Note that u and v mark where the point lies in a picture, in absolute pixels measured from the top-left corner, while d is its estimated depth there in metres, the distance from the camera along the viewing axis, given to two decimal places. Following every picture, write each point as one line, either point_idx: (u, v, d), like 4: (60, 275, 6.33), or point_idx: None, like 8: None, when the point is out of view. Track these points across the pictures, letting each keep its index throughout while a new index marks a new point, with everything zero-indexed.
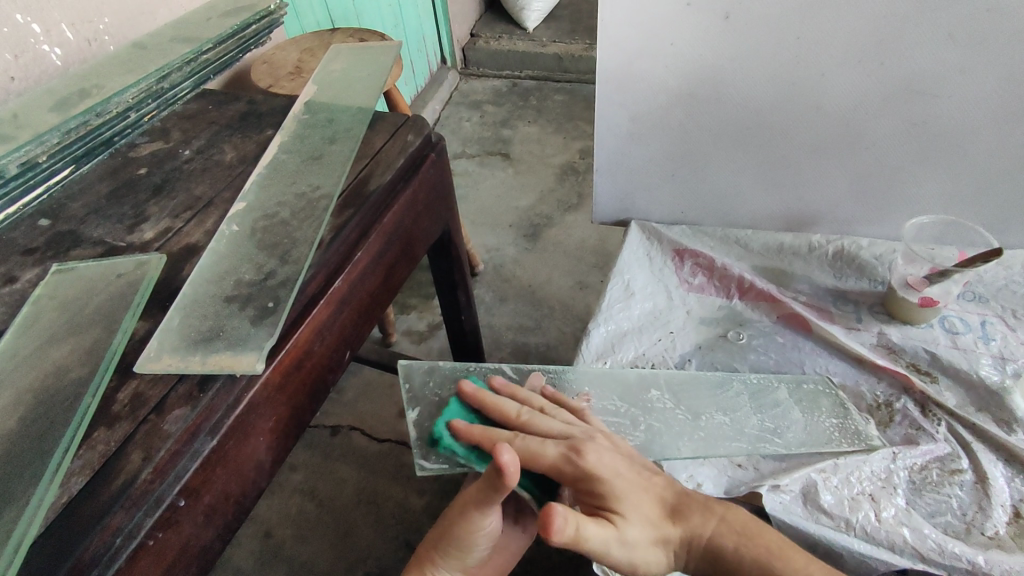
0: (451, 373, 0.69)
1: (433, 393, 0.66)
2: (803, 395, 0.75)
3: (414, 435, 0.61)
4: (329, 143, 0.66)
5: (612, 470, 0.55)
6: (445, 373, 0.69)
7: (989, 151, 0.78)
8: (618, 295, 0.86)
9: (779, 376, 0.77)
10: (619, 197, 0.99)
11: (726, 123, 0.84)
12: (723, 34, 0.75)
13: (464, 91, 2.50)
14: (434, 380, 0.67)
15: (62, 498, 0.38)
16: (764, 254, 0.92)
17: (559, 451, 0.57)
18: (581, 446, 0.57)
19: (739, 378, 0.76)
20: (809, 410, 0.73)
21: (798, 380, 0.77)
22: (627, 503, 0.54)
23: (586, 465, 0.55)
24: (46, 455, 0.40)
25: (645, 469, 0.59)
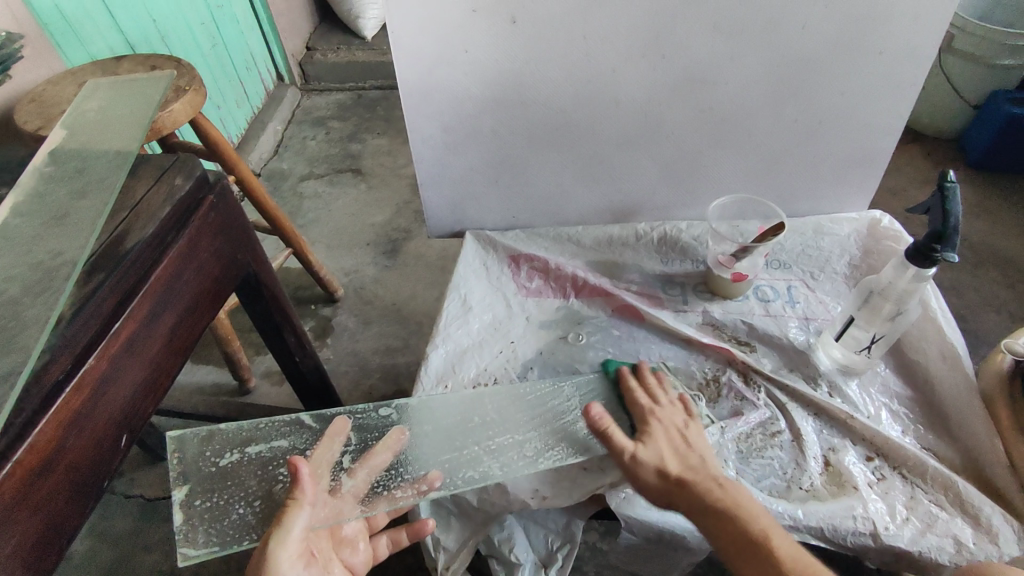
0: (233, 435, 0.67)
1: (208, 464, 0.64)
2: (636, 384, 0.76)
3: (178, 525, 0.60)
4: (75, 197, 0.57)
5: (673, 432, 0.65)
6: (224, 438, 0.67)
7: (771, 131, 0.83)
8: (455, 313, 0.84)
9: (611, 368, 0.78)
10: (451, 209, 0.97)
11: (536, 125, 0.84)
12: (514, 39, 0.75)
13: (306, 108, 2.37)
14: (207, 448, 0.65)
15: None
16: (596, 248, 0.94)
17: (660, 409, 0.68)
18: (656, 411, 0.67)
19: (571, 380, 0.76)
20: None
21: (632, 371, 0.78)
22: (685, 453, 0.63)
23: (654, 422, 0.66)
24: None
25: (702, 441, 0.66)
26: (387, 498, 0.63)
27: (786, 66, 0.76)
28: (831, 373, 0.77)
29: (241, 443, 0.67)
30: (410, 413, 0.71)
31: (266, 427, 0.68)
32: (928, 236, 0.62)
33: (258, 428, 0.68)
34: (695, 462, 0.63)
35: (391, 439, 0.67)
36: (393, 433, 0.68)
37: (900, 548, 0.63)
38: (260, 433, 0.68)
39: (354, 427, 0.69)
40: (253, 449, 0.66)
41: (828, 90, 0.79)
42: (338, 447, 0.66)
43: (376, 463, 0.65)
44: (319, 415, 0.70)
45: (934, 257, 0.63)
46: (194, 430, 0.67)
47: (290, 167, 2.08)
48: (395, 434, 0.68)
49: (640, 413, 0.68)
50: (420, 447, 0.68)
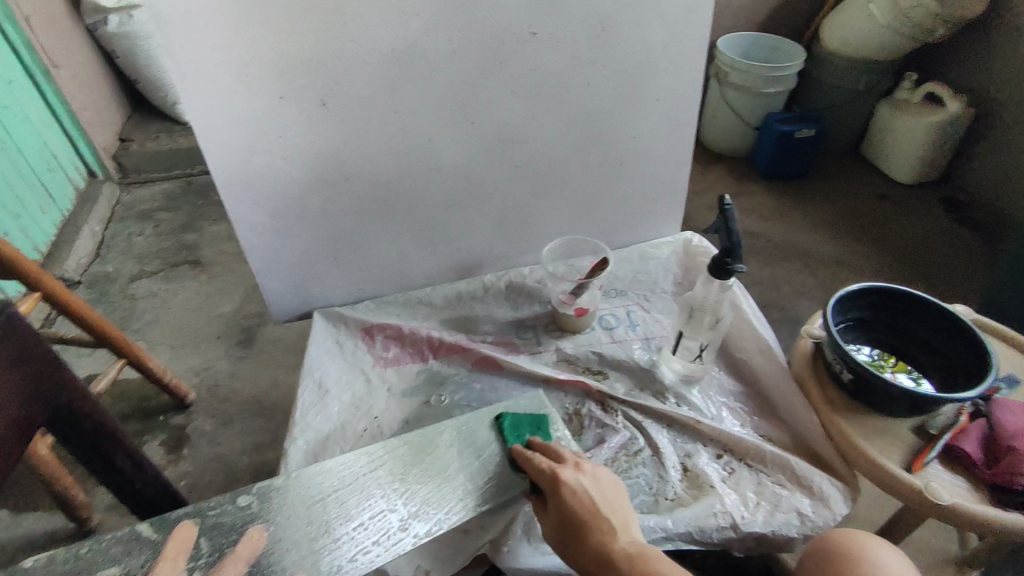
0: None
1: None
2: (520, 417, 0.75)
3: None
4: None
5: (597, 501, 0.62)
6: None
7: (584, 176, 0.92)
8: (311, 398, 0.81)
9: (489, 408, 0.75)
10: (294, 293, 0.94)
11: (367, 198, 0.86)
12: (327, 121, 0.76)
13: (128, 202, 2.19)
14: None
15: None
16: (447, 306, 0.96)
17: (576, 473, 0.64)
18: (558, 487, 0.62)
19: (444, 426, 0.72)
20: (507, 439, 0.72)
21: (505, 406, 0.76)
22: (602, 527, 0.60)
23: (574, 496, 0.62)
24: None
25: (623, 501, 0.64)
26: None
27: (582, 119, 0.86)
28: (677, 385, 0.83)
29: None
30: (271, 500, 0.63)
31: (88, 556, 0.57)
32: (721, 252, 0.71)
33: (74, 562, 0.57)
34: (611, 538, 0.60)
35: (247, 541, 0.59)
36: (252, 532, 0.60)
37: (757, 532, 0.69)
38: (79, 566, 0.56)
39: (203, 531, 0.60)
40: None
41: (622, 135, 0.89)
42: (183, 564, 0.57)
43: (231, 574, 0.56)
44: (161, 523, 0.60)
45: (729, 268, 0.71)
46: None
47: (116, 269, 1.90)
48: (254, 533, 0.60)
49: (547, 482, 0.63)
50: (284, 541, 0.60)
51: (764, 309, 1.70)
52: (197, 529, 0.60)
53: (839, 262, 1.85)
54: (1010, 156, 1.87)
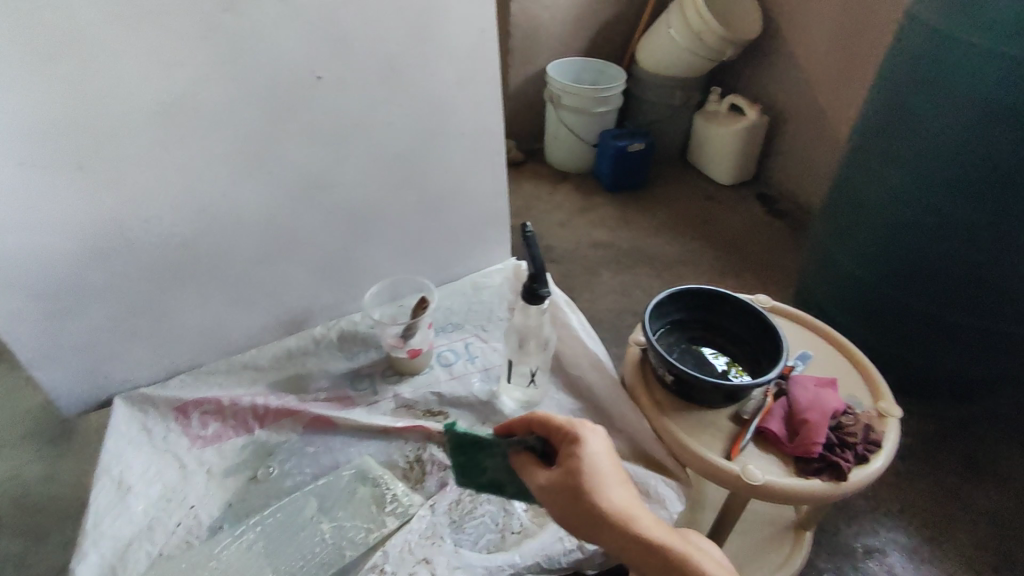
0: None
1: None
2: (336, 503, 0.74)
3: None
4: None
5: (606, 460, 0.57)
6: None
7: (403, 216, 0.90)
8: (109, 500, 0.71)
9: (312, 489, 0.75)
10: (88, 379, 0.82)
11: (159, 265, 0.77)
12: (90, 187, 0.68)
13: None
14: None
15: None
16: (276, 367, 0.89)
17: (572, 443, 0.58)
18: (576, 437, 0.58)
19: (265, 518, 0.72)
20: (308, 540, 0.71)
21: (328, 487, 0.76)
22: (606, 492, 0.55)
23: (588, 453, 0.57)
24: None
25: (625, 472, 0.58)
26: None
27: (389, 159, 0.84)
28: (517, 413, 0.83)
29: None
30: None
31: None
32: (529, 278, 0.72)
33: None
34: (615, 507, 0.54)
35: None
36: None
37: (604, 548, 0.70)
38: None
39: None
40: None
41: (434, 171, 0.89)
42: None
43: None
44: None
45: (540, 293, 0.72)
46: None
47: None
48: None
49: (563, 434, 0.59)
50: None
51: (619, 315, 1.78)
52: None
53: (680, 262, 1.99)
54: (804, 152, 2.13)
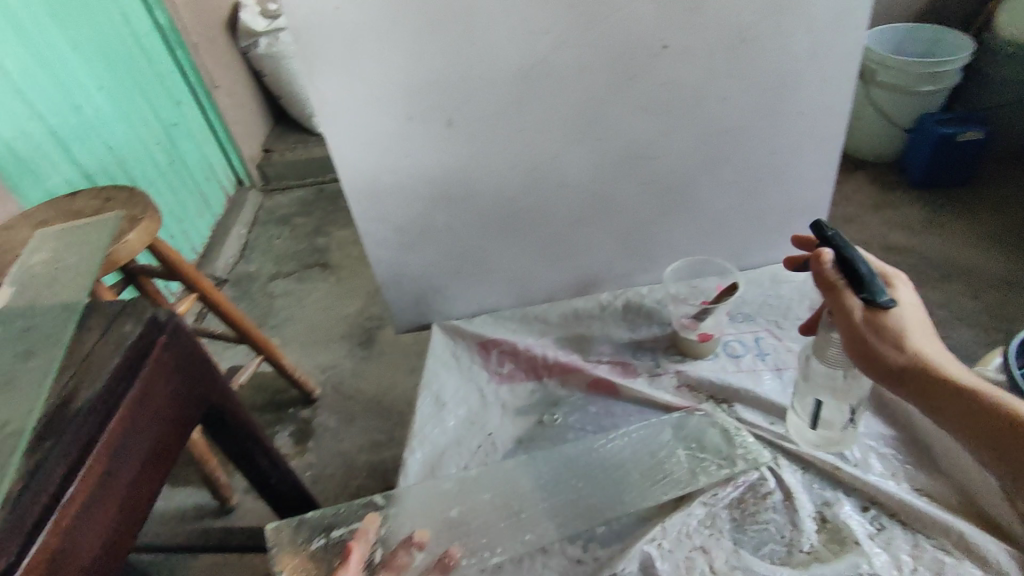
0: (319, 518, 0.71)
1: (300, 548, 0.68)
2: (689, 436, 0.76)
3: None
4: (24, 359, 0.56)
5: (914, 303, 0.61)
6: (311, 525, 0.70)
7: (713, 194, 0.88)
8: (429, 411, 0.83)
9: (668, 416, 0.79)
10: (416, 304, 0.97)
11: (488, 213, 0.86)
12: (452, 139, 0.78)
13: (269, 208, 2.42)
14: (297, 530, 0.70)
15: None
16: (564, 324, 0.94)
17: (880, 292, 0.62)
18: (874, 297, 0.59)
19: (625, 432, 0.77)
20: (668, 460, 0.74)
21: (682, 420, 0.78)
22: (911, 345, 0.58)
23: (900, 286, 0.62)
24: None
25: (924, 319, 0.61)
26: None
27: (714, 134, 0.81)
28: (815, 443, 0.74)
29: (325, 526, 0.71)
30: (408, 504, 0.71)
31: (317, 517, 0.71)
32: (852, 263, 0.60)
33: (337, 513, 0.72)
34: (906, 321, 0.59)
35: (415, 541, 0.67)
36: (371, 516, 0.69)
37: None
38: (334, 517, 0.71)
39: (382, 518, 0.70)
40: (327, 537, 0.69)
41: (758, 150, 0.83)
42: (371, 542, 0.67)
43: (401, 560, 0.65)
44: (307, 525, 0.70)
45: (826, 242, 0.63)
46: (287, 519, 0.72)
47: (258, 269, 2.10)
48: (372, 518, 0.69)
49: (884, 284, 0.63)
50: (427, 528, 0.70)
51: None
52: (382, 515, 0.70)
53: (1010, 284, 1.60)
54: None
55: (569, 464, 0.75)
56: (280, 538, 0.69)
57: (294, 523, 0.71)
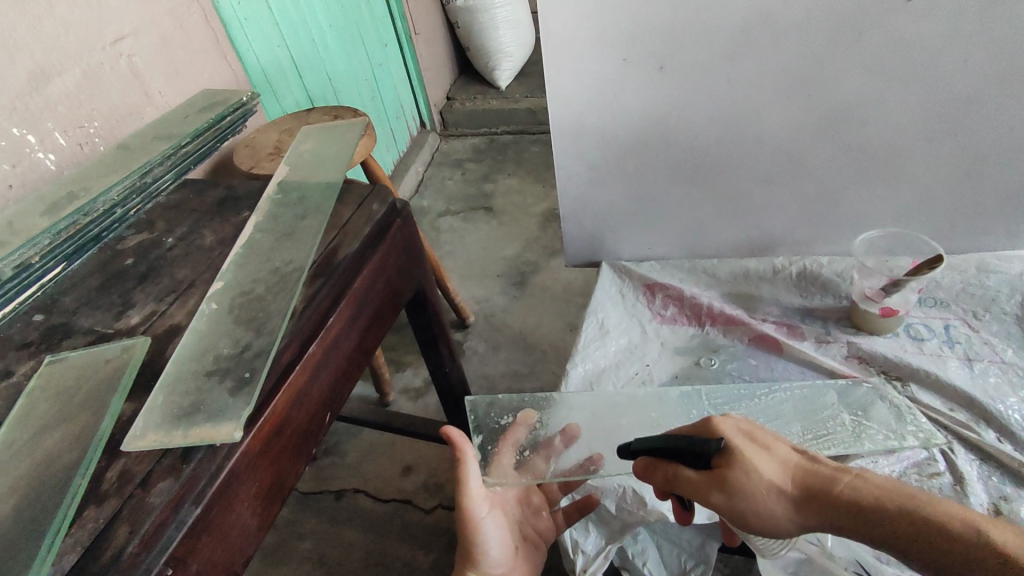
0: (509, 402, 0.81)
1: (494, 421, 0.78)
2: (854, 403, 0.76)
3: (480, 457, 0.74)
4: (300, 219, 0.69)
5: (741, 434, 0.59)
6: (505, 404, 0.80)
7: (923, 166, 0.83)
8: (593, 335, 0.90)
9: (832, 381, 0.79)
10: (589, 241, 1.03)
11: (677, 162, 0.89)
12: (660, 83, 0.80)
13: (444, 151, 2.61)
14: (494, 409, 0.80)
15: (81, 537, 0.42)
16: (732, 281, 0.96)
17: (764, 429, 0.60)
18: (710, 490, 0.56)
19: (784, 389, 0.79)
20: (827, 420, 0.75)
21: (848, 387, 0.78)
22: (799, 512, 0.54)
23: (712, 425, 0.60)
24: (57, 506, 0.44)
25: (757, 451, 0.57)
26: (560, 478, 0.70)
27: (941, 101, 0.76)
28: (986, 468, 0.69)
29: (512, 409, 0.79)
30: (568, 405, 0.79)
31: (507, 401, 0.81)
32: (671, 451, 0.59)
33: (523, 399, 0.80)
34: (745, 459, 0.56)
35: (568, 435, 0.75)
36: (525, 414, 0.78)
37: None
38: (520, 403, 0.80)
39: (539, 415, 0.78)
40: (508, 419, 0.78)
41: (987, 125, 0.78)
42: (526, 432, 0.76)
43: (556, 448, 0.74)
44: (499, 405, 0.80)
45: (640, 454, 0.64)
46: (486, 397, 0.82)
47: (430, 205, 2.29)
48: (527, 414, 0.78)
49: (698, 431, 0.61)
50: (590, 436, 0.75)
51: None
52: (538, 412, 0.78)
53: None
54: None
55: (733, 407, 0.77)
56: (477, 412, 0.79)
57: (488, 402, 0.81)
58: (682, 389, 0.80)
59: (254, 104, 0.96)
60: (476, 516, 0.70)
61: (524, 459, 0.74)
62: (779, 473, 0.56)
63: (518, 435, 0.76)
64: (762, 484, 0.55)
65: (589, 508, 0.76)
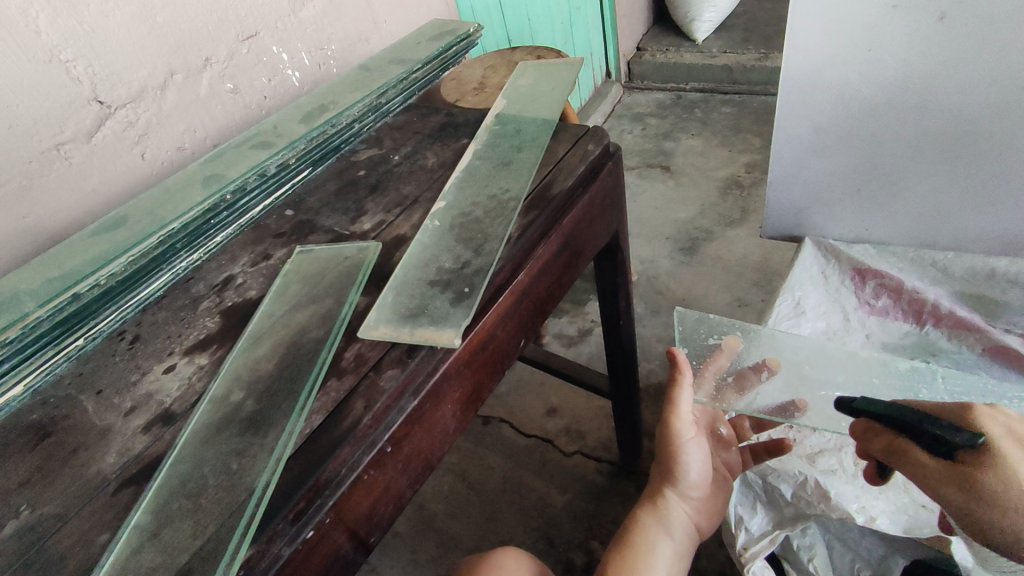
0: (719, 325, 0.76)
1: (699, 339, 0.74)
2: None
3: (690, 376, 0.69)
4: (517, 151, 0.72)
5: (1009, 437, 0.52)
6: (712, 326, 0.76)
7: None
8: (787, 311, 0.85)
9: None
10: (794, 213, 0.95)
11: (927, 135, 0.77)
12: (933, 39, 0.69)
13: (626, 104, 2.53)
14: (702, 329, 0.76)
15: (324, 402, 0.49)
16: (967, 280, 0.82)
17: None
18: (946, 488, 0.52)
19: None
20: None
21: None
22: None
23: (975, 416, 0.53)
24: (308, 372, 0.51)
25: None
26: (755, 412, 0.62)
27: None
28: None
29: (720, 331, 0.75)
30: (778, 345, 0.73)
31: (715, 323, 0.76)
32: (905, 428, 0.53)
33: (734, 326, 0.75)
34: (1004, 469, 0.50)
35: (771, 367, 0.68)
36: (730, 339, 0.73)
37: None
38: (728, 327, 0.75)
39: (745, 345, 0.72)
40: (715, 339, 0.74)
41: None
42: (731, 358, 0.70)
43: (757, 378, 0.67)
44: (707, 324, 0.76)
45: (860, 414, 0.56)
46: (692, 314, 0.78)
47: None
48: (731, 340, 0.73)
49: (952, 415, 0.54)
50: (792, 377, 0.68)
51: None
52: (743, 342, 0.73)
53: None
54: None
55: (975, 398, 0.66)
56: (685, 324, 0.76)
57: (696, 317, 0.77)
58: (912, 363, 0.71)
59: (475, 37, 1.00)
60: (680, 437, 0.67)
61: (721, 385, 0.67)
62: None
63: (724, 357, 0.70)
64: (1017, 504, 0.49)
65: (780, 452, 0.74)
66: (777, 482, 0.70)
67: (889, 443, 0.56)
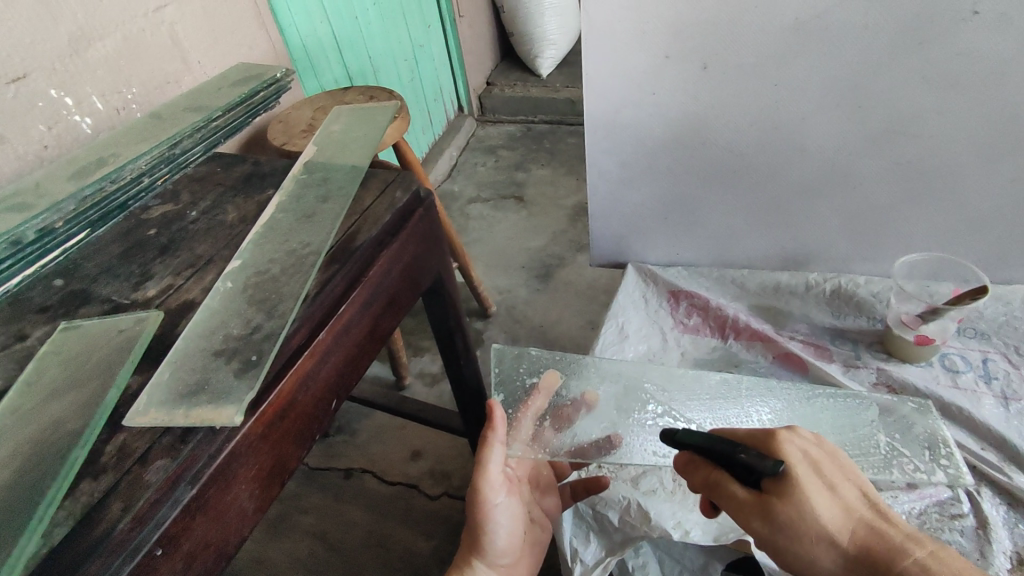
0: (538, 358, 0.78)
1: (519, 378, 0.75)
2: (894, 426, 0.71)
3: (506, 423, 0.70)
4: (323, 201, 0.69)
5: (806, 462, 0.55)
6: (532, 361, 0.78)
7: (977, 188, 0.79)
8: (612, 338, 0.90)
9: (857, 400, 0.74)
10: (616, 241, 1.01)
11: (712, 166, 0.85)
12: (702, 84, 0.77)
13: (479, 137, 2.59)
14: (521, 366, 0.77)
15: (75, 509, 0.42)
16: (760, 293, 0.93)
17: (833, 462, 0.57)
18: (758, 516, 0.54)
19: (818, 395, 0.75)
20: (862, 439, 0.70)
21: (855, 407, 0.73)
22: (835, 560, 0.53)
23: (779, 444, 0.56)
24: (53, 475, 0.44)
25: (821, 486, 0.54)
26: (569, 454, 0.66)
27: (1005, 121, 0.72)
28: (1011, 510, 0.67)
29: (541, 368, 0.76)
30: (597, 375, 0.76)
31: (535, 359, 0.78)
32: (720, 457, 0.55)
33: (553, 359, 0.77)
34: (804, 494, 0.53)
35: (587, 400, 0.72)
36: (548, 375, 0.75)
37: None
38: (548, 361, 0.77)
39: (563, 379, 0.75)
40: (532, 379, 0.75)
41: None
42: (550, 396, 0.73)
43: (573, 414, 0.71)
44: (526, 360, 0.77)
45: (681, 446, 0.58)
46: (508, 350, 0.79)
47: (461, 190, 2.27)
48: (550, 376, 0.75)
49: (760, 443, 0.58)
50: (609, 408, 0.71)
51: None
52: (560, 377, 0.75)
53: None
54: None
55: (769, 404, 0.73)
56: (501, 365, 0.76)
57: (515, 355, 0.78)
58: (722, 376, 0.77)
59: (288, 81, 0.97)
60: (487, 500, 0.66)
61: (538, 428, 0.70)
62: (835, 518, 0.53)
63: (541, 398, 0.72)
64: (814, 528, 0.52)
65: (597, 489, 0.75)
66: (604, 511, 0.73)
67: (710, 476, 0.57)
